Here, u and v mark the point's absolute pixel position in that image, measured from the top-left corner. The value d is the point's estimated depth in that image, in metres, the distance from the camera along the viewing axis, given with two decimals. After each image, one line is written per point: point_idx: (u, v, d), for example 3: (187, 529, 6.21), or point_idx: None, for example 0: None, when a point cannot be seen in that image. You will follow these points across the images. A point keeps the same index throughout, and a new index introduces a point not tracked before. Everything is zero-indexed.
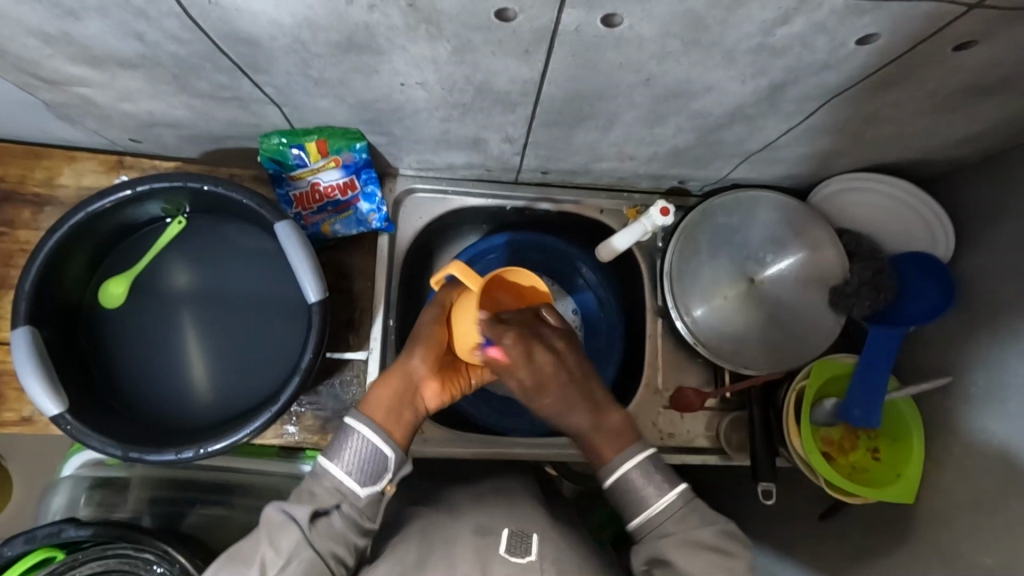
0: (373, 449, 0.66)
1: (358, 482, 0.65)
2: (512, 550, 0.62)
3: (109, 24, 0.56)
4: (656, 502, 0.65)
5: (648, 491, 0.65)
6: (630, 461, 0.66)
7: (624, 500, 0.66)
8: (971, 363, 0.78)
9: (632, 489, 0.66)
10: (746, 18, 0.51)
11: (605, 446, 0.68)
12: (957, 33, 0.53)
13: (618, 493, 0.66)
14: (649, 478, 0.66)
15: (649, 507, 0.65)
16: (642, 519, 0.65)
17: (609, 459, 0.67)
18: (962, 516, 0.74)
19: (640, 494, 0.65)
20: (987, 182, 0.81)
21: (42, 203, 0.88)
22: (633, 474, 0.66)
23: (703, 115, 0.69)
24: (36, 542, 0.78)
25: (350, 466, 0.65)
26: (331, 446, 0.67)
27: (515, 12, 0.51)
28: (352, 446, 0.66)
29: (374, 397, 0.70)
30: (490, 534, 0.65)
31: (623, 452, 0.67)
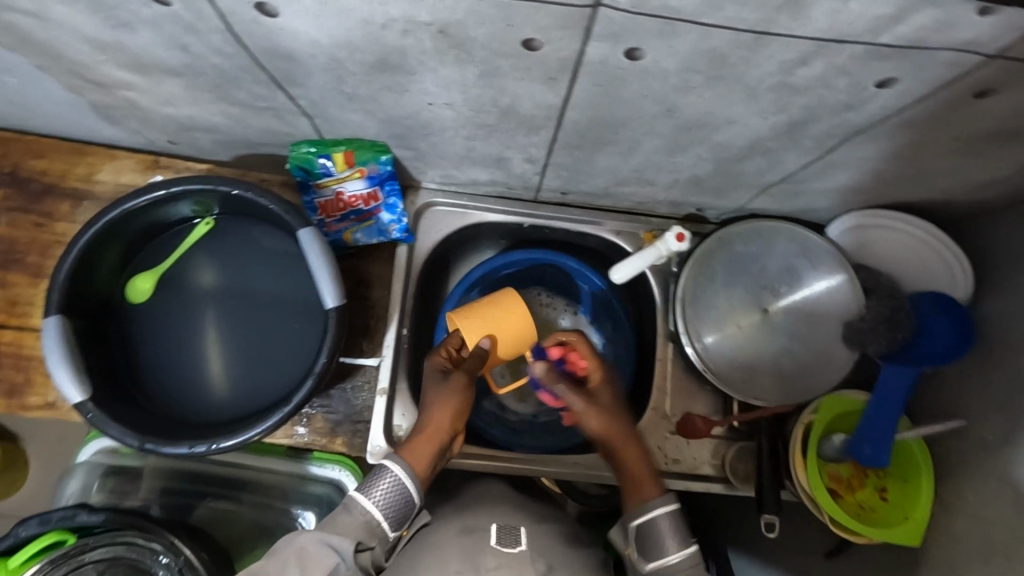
0: (404, 488, 0.70)
1: (391, 522, 0.69)
2: (501, 542, 0.68)
3: (157, 36, 0.59)
4: (672, 551, 0.70)
5: (666, 540, 0.70)
6: (665, 507, 0.72)
7: (647, 544, 0.71)
8: (986, 408, 0.77)
9: (655, 535, 0.71)
10: (766, 58, 0.52)
11: (654, 484, 0.75)
12: (977, 80, 0.54)
13: (640, 533, 0.72)
14: (676, 530, 0.71)
15: (665, 555, 0.70)
16: (657, 566, 0.69)
17: (651, 499, 0.73)
18: (972, 564, 0.73)
19: (662, 538, 0.71)
20: (1008, 225, 0.81)
21: (80, 198, 0.92)
22: (661, 520, 0.71)
23: (722, 146, 0.70)
24: (48, 526, 0.82)
25: (384, 502, 0.69)
26: (365, 482, 0.70)
27: (542, 42, 0.53)
28: (383, 483, 0.70)
29: (410, 446, 0.74)
30: (478, 531, 0.70)
31: (668, 495, 0.73)
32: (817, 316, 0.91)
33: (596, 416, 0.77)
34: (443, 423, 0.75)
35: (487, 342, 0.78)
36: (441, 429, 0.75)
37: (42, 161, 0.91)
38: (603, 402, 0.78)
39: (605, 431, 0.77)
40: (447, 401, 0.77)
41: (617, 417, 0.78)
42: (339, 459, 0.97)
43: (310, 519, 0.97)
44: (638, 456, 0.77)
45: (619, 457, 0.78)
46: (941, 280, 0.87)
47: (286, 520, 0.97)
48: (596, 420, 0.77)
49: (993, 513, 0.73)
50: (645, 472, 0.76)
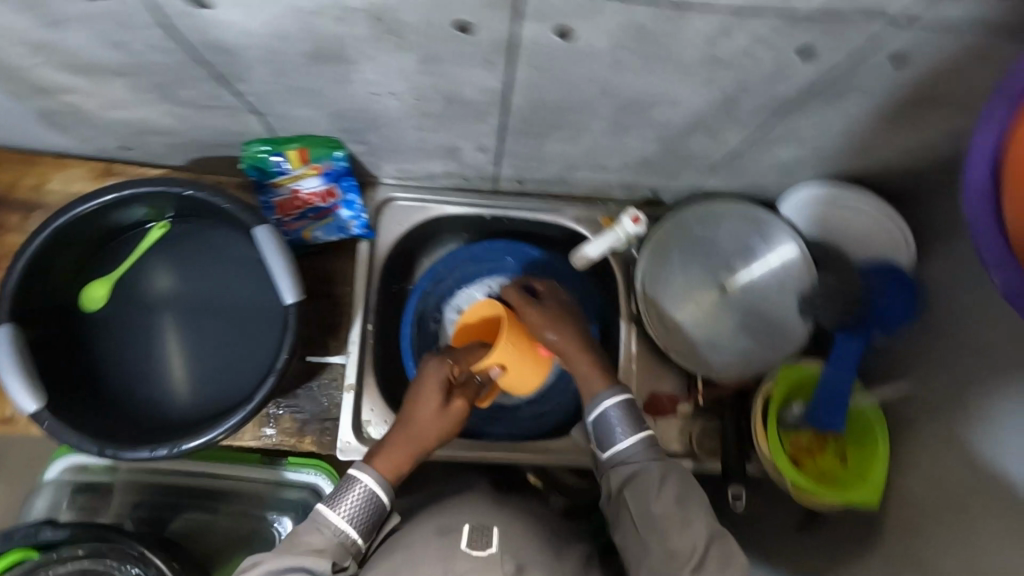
0: (373, 497, 0.70)
1: (360, 532, 0.69)
2: (473, 545, 0.66)
3: (93, 34, 0.59)
4: (626, 438, 0.72)
5: (619, 429, 0.72)
6: (614, 398, 0.73)
7: (602, 435, 0.73)
8: (930, 367, 0.81)
9: (610, 425, 0.73)
10: (690, 32, 0.54)
11: (603, 376, 0.75)
12: (890, 47, 0.57)
13: (597, 425, 0.73)
14: (625, 417, 0.73)
15: (619, 442, 0.72)
16: (614, 452, 0.72)
17: (598, 389, 0.74)
18: (925, 520, 0.75)
19: (615, 430, 0.72)
20: (943, 192, 0.84)
21: (32, 208, 0.90)
22: (613, 408, 0.72)
23: (664, 126, 0.72)
24: (14, 543, 0.80)
25: (353, 517, 0.69)
26: (330, 497, 0.70)
27: (475, 24, 0.54)
28: (351, 497, 0.70)
29: (386, 452, 0.72)
30: (453, 531, 0.68)
31: (616, 388, 0.74)
32: (771, 291, 0.94)
33: (557, 332, 0.78)
34: (426, 435, 0.73)
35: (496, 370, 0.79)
36: (425, 439, 0.73)
37: None
38: (563, 321, 0.79)
39: (566, 343, 0.77)
40: (435, 419, 0.74)
41: (567, 315, 0.81)
42: (314, 462, 0.97)
43: (288, 524, 0.96)
44: (582, 356, 0.76)
45: (570, 361, 0.77)
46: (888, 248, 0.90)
47: (261, 527, 0.97)
48: (558, 332, 0.78)
49: (944, 468, 0.75)
50: (593, 365, 0.76)
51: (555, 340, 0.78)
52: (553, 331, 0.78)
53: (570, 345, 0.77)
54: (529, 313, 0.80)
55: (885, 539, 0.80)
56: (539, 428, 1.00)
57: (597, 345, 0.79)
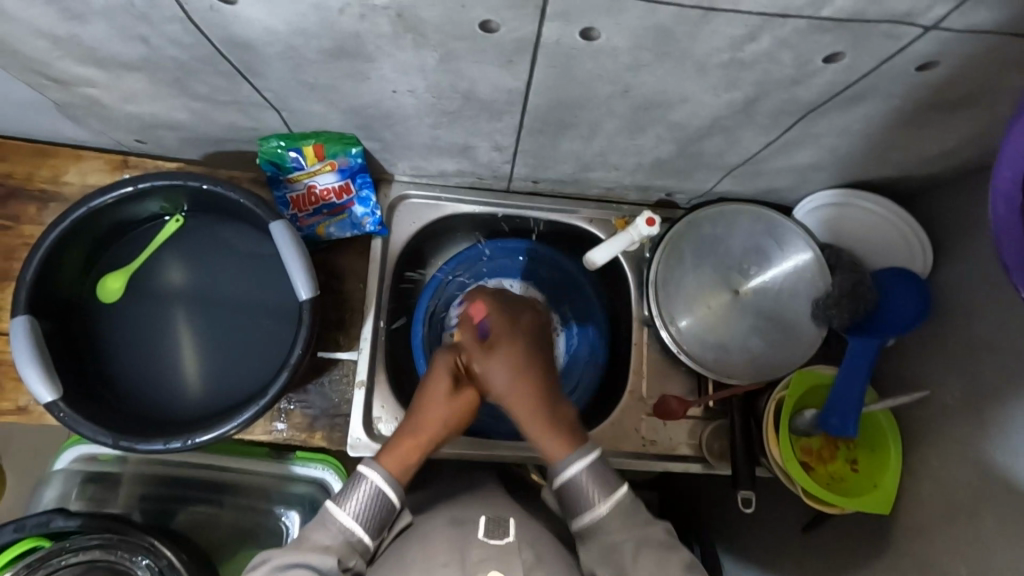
0: (382, 496, 0.69)
1: (368, 532, 0.68)
2: (490, 534, 0.66)
3: (115, 27, 0.59)
4: (599, 503, 0.69)
5: (592, 493, 0.70)
6: (584, 460, 0.71)
7: (571, 499, 0.70)
8: (944, 376, 0.80)
9: (577, 489, 0.70)
10: (713, 34, 0.54)
11: (570, 440, 0.73)
12: (916, 51, 0.56)
13: (565, 494, 0.71)
14: (598, 481, 0.70)
15: (593, 508, 0.69)
16: (582, 522, 0.69)
17: (563, 456, 0.71)
18: (937, 528, 0.75)
19: (585, 492, 0.70)
20: (961, 199, 0.83)
21: (47, 199, 0.91)
22: (581, 474, 0.70)
23: (682, 128, 0.72)
24: (24, 532, 0.81)
25: (362, 516, 0.68)
26: (339, 494, 0.68)
27: (497, 22, 0.54)
28: (361, 494, 0.68)
29: (392, 449, 0.72)
30: (467, 522, 0.69)
31: (585, 449, 0.71)
32: (783, 294, 0.93)
33: (505, 368, 0.75)
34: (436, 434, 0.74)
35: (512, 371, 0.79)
36: (435, 432, 0.74)
37: (7, 164, 0.90)
38: (520, 350, 0.77)
39: (518, 376, 0.75)
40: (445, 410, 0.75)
41: (533, 366, 0.76)
42: (322, 457, 0.97)
43: (294, 518, 0.97)
44: (540, 421, 0.73)
45: (518, 412, 0.74)
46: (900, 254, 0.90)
47: (268, 521, 0.97)
48: (505, 373, 0.75)
49: (957, 475, 0.75)
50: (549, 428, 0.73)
51: (501, 387, 0.75)
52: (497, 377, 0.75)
53: (519, 388, 0.74)
54: (486, 363, 0.76)
55: (896, 546, 0.80)
56: None
57: (556, 400, 0.76)
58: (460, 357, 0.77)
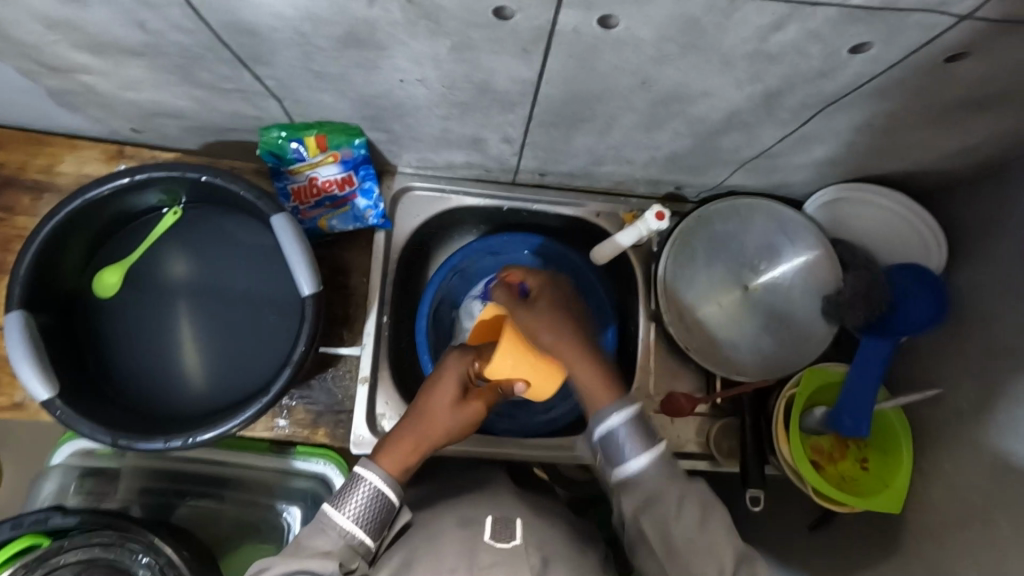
0: (380, 496, 0.67)
1: (368, 533, 0.66)
2: (496, 537, 0.65)
3: (113, 12, 0.57)
4: (642, 455, 0.67)
5: (632, 447, 0.68)
6: (621, 413, 0.68)
7: (612, 451, 0.69)
8: (958, 376, 0.79)
9: (618, 441, 0.68)
10: (740, 23, 0.52)
11: (611, 389, 0.70)
12: (947, 43, 0.54)
13: (606, 441, 0.69)
14: (637, 431, 0.68)
15: (632, 459, 0.67)
16: (624, 472, 0.68)
17: (606, 405, 0.69)
18: (948, 529, 0.74)
19: (625, 446, 0.68)
20: (979, 196, 0.82)
21: (42, 190, 0.88)
22: (623, 424, 0.68)
23: (698, 121, 0.70)
24: (21, 530, 0.79)
25: (361, 517, 0.66)
26: (336, 496, 0.67)
27: (514, 11, 0.52)
28: (357, 496, 0.67)
29: (392, 448, 0.71)
30: (475, 523, 0.67)
31: (624, 401, 0.69)
32: (794, 291, 0.92)
33: (548, 332, 0.72)
34: (433, 435, 0.73)
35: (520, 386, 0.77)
36: (438, 433, 0.73)
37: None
38: (559, 312, 0.73)
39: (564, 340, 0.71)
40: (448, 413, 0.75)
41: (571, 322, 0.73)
42: (323, 452, 0.94)
43: (296, 513, 0.95)
44: (590, 367, 0.71)
45: (574, 370, 0.71)
46: (916, 251, 0.88)
47: (269, 516, 0.96)
48: (551, 334, 0.72)
49: (970, 476, 0.74)
50: (601, 377, 0.70)
51: (551, 343, 0.72)
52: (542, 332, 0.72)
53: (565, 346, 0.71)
54: (529, 320, 0.73)
55: (905, 546, 0.79)
56: (553, 425, 0.99)
57: (603, 354, 0.73)
58: (469, 364, 0.78)
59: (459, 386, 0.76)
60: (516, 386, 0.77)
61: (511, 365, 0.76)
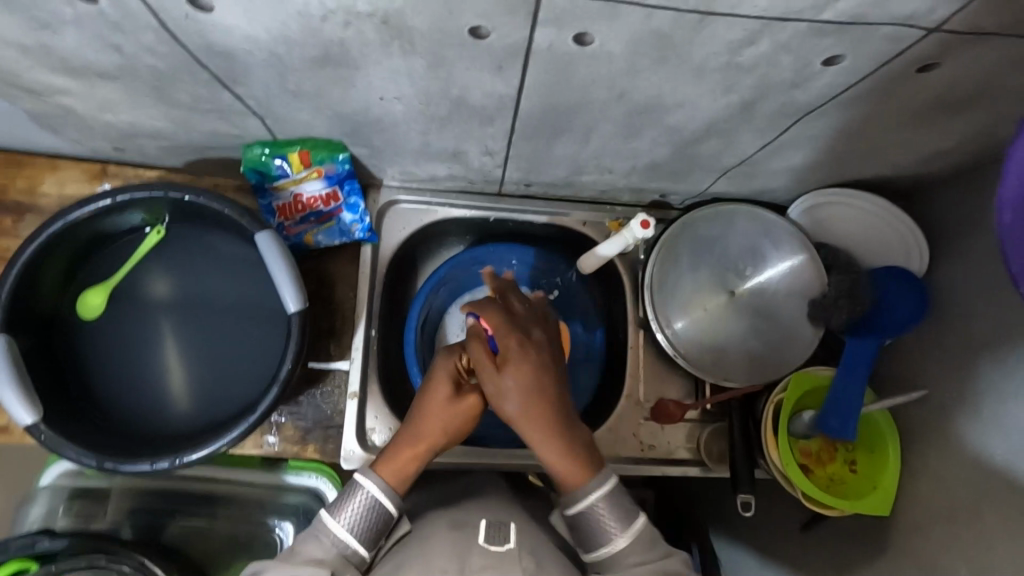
0: (377, 505, 0.67)
1: (363, 543, 0.65)
2: (490, 541, 0.65)
3: (87, 37, 0.56)
4: (617, 537, 0.65)
5: (611, 525, 0.65)
6: (602, 489, 0.66)
7: (587, 534, 0.66)
8: (942, 375, 0.80)
9: (596, 521, 0.66)
10: (712, 38, 0.52)
11: (587, 465, 0.67)
12: (917, 52, 0.55)
13: (578, 520, 0.66)
14: (615, 510, 0.66)
15: (608, 543, 0.65)
16: (600, 554, 0.65)
17: (584, 485, 0.66)
18: (937, 527, 0.75)
19: (601, 526, 0.65)
20: (955, 198, 0.83)
21: (23, 211, 0.88)
22: (599, 504, 0.66)
23: (677, 130, 0.71)
24: (9, 555, 0.76)
25: (356, 526, 0.65)
26: (334, 503, 0.67)
27: (487, 29, 0.52)
28: (355, 503, 0.66)
29: (390, 458, 0.70)
30: (468, 526, 0.68)
31: (599, 478, 0.66)
32: (780, 294, 0.92)
33: (515, 378, 0.66)
34: (434, 438, 0.70)
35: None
36: (438, 437, 0.70)
37: None
38: (530, 372, 0.67)
39: (529, 399, 0.66)
40: (453, 415, 0.71)
41: (543, 378, 0.67)
42: (315, 466, 0.94)
43: (288, 529, 0.95)
44: (552, 444, 0.66)
45: (539, 449, 0.67)
46: (897, 250, 0.89)
47: (262, 533, 0.95)
48: (517, 380, 0.66)
49: (955, 474, 0.75)
50: (557, 442, 0.67)
51: (512, 407, 0.66)
52: (510, 377, 0.66)
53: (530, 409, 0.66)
54: (498, 382, 0.67)
55: (894, 544, 0.79)
56: None
57: (570, 423, 0.68)
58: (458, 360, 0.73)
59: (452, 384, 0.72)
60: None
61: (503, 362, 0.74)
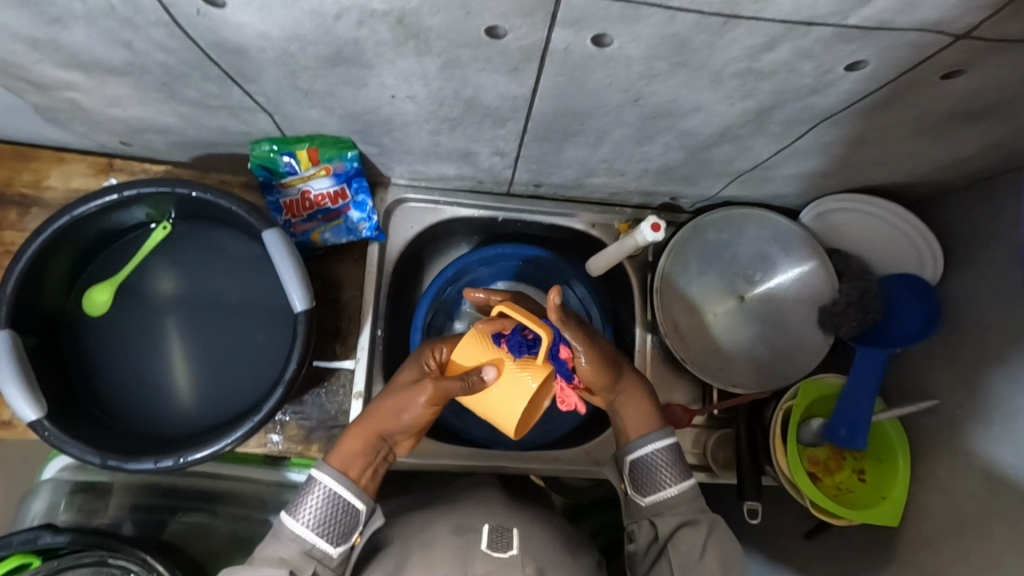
0: (337, 499, 0.66)
1: (327, 539, 0.65)
2: (493, 546, 0.64)
3: (95, 32, 0.56)
4: (671, 486, 0.70)
5: (665, 475, 0.70)
6: (659, 442, 0.71)
7: (643, 480, 0.71)
8: (954, 387, 0.79)
9: (653, 467, 0.71)
10: (733, 43, 0.51)
11: (648, 421, 0.73)
12: (942, 60, 0.54)
13: (638, 469, 0.71)
14: (671, 459, 0.71)
15: (662, 489, 0.70)
16: (655, 498, 0.70)
17: (642, 435, 0.72)
18: (947, 542, 0.73)
19: (658, 474, 0.70)
20: (970, 207, 0.82)
21: (29, 205, 0.87)
22: (658, 454, 0.71)
23: (691, 135, 0.70)
24: (11, 548, 0.75)
25: (315, 522, 0.65)
26: (293, 502, 0.66)
27: (504, 30, 0.51)
28: (312, 500, 0.66)
29: (343, 446, 0.70)
30: (471, 531, 0.67)
31: (658, 433, 0.72)
32: (788, 301, 0.92)
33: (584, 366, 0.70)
34: (385, 424, 0.70)
35: (492, 371, 0.67)
36: (384, 426, 0.71)
37: None
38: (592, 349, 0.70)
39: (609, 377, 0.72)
40: (402, 402, 0.69)
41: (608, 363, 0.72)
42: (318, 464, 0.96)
43: None
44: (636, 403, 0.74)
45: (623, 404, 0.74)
46: (907, 259, 0.88)
47: (263, 530, 0.93)
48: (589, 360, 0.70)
49: (965, 486, 0.74)
50: (642, 404, 0.74)
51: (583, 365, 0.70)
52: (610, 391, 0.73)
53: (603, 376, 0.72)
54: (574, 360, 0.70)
55: (902, 556, 0.79)
56: (549, 435, 0.98)
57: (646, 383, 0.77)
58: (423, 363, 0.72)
59: (420, 373, 0.71)
60: (486, 368, 0.67)
61: (477, 354, 0.70)
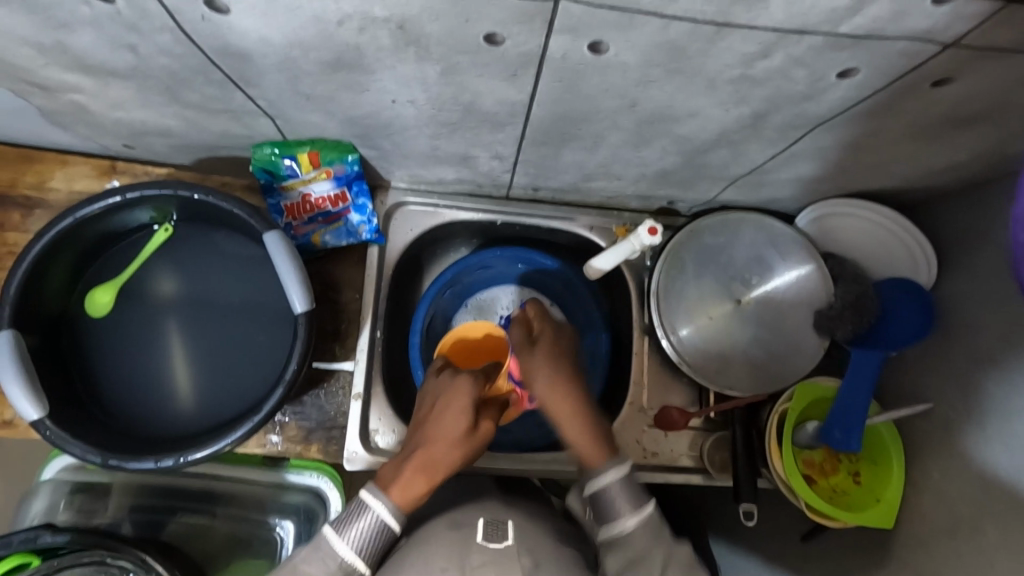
0: (385, 527, 0.64)
1: (367, 562, 0.64)
2: (489, 537, 0.65)
3: (102, 37, 0.57)
4: (628, 516, 0.65)
5: (623, 507, 0.66)
6: (618, 469, 0.67)
7: (600, 509, 0.67)
8: (948, 390, 0.79)
9: (608, 501, 0.66)
10: (726, 50, 0.52)
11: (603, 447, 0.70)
12: (932, 68, 0.55)
13: (595, 499, 0.67)
14: (627, 491, 0.67)
15: (617, 522, 0.65)
16: (610, 530, 0.65)
17: (595, 461, 0.68)
18: (941, 543, 0.74)
19: (614, 505, 0.66)
20: (963, 213, 0.83)
21: (32, 207, 0.88)
22: (614, 484, 0.67)
23: (686, 140, 0.71)
24: (12, 548, 0.74)
25: (362, 547, 0.63)
26: (338, 522, 0.64)
27: (503, 36, 0.52)
28: (361, 523, 0.64)
29: (399, 479, 0.67)
30: (465, 526, 0.68)
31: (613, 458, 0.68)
32: (785, 305, 0.92)
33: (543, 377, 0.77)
34: (443, 456, 0.70)
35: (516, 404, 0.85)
36: (440, 457, 0.69)
37: None
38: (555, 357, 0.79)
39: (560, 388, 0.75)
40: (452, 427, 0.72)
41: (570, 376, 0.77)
42: (317, 466, 0.94)
43: (288, 528, 0.94)
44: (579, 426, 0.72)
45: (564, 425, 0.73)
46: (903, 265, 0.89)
47: (258, 530, 0.94)
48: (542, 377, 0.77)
49: (959, 488, 0.75)
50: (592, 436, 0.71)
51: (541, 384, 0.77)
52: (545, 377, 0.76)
53: (556, 391, 0.75)
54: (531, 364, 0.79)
55: (897, 558, 0.79)
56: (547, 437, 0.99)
57: (599, 418, 0.74)
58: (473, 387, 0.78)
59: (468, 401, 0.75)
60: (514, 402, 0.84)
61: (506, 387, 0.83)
